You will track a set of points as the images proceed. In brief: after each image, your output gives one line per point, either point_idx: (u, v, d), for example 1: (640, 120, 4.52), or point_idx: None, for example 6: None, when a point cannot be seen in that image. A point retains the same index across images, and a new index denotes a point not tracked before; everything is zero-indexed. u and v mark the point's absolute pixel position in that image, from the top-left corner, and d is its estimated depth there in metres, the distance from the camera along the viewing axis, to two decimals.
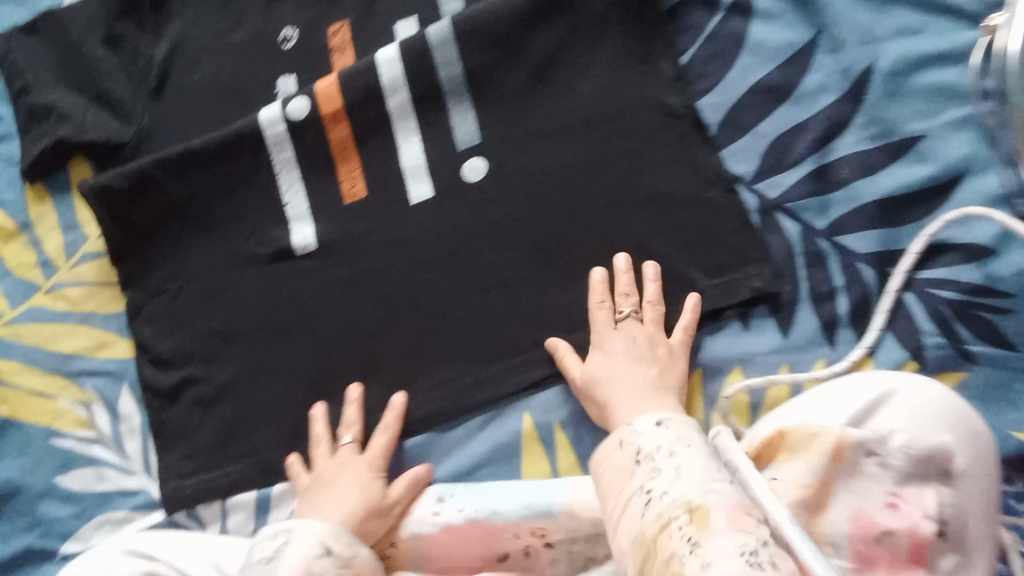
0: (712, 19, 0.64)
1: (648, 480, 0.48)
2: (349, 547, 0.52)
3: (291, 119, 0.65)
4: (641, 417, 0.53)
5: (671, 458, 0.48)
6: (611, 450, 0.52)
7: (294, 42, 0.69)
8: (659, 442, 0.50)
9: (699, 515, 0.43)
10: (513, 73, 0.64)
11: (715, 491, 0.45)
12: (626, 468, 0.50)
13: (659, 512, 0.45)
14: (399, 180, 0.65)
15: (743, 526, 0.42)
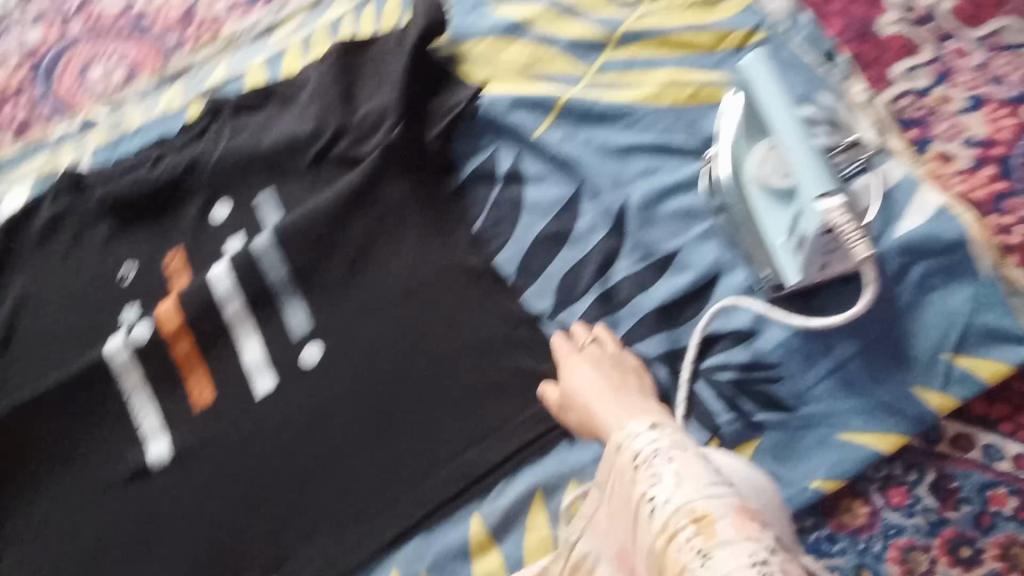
0: (493, 188, 0.76)
1: (650, 489, 0.45)
2: None
3: (135, 344, 0.75)
4: (636, 422, 0.52)
5: (667, 464, 0.45)
6: (615, 457, 0.50)
7: (132, 275, 0.79)
8: (656, 448, 0.48)
9: (706, 525, 0.40)
10: (333, 266, 0.74)
11: (716, 495, 0.42)
12: (629, 476, 0.47)
13: (665, 521, 0.42)
14: (246, 374, 0.73)
15: (749, 533, 0.39)
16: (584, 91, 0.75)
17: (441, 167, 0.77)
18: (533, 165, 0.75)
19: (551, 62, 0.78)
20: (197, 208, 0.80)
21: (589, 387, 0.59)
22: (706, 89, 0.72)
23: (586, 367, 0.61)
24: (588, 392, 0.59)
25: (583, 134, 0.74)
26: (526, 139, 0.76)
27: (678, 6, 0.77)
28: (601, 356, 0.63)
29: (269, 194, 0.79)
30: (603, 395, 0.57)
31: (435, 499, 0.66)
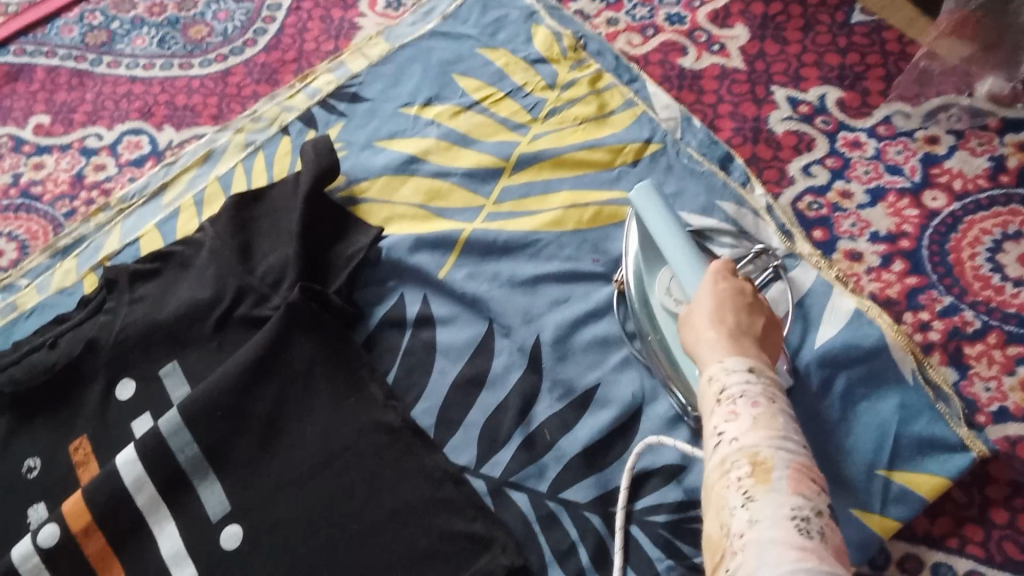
0: (404, 335, 0.73)
1: (724, 423, 0.44)
2: None
3: (42, 547, 0.66)
4: (735, 354, 0.48)
5: (748, 405, 0.44)
6: (703, 390, 0.48)
7: (38, 470, 0.72)
8: (744, 390, 0.46)
9: (762, 471, 0.41)
10: (244, 439, 0.69)
11: (783, 449, 0.42)
12: (707, 405, 0.47)
13: (721, 458, 0.43)
14: (163, 568, 0.67)
15: (803, 492, 0.40)
16: (483, 225, 0.75)
17: (349, 319, 0.73)
18: (441, 306, 0.73)
19: (447, 195, 0.78)
20: (97, 394, 0.74)
21: (715, 321, 0.51)
22: (608, 207, 0.73)
23: (704, 299, 0.53)
24: (701, 315, 0.52)
25: (488, 269, 0.73)
26: (431, 280, 0.74)
27: (570, 121, 0.79)
28: (729, 289, 0.53)
29: (172, 367, 0.74)
30: (714, 325, 0.51)
31: None
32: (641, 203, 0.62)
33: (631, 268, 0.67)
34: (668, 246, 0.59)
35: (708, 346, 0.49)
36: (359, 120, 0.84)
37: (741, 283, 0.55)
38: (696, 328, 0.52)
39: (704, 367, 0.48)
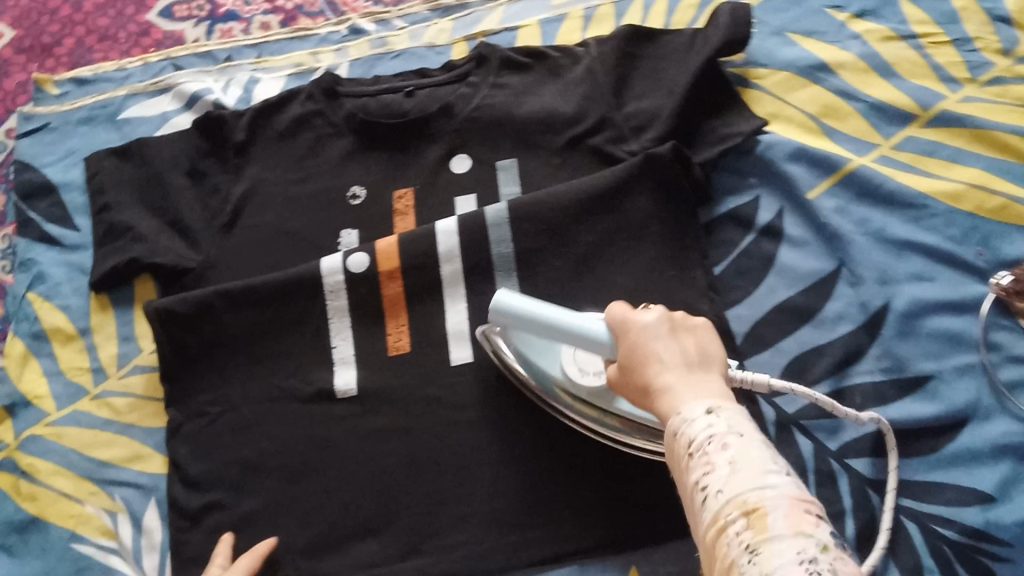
0: (746, 236, 0.70)
1: (705, 477, 0.43)
2: None
3: (350, 270, 0.71)
4: (692, 401, 0.47)
5: (724, 454, 0.43)
6: (672, 445, 0.47)
7: (361, 199, 0.75)
8: (710, 433, 0.44)
9: (757, 519, 0.40)
10: (556, 261, 0.70)
11: (769, 486, 0.41)
12: (684, 462, 0.45)
13: (715, 514, 0.42)
14: (444, 339, 0.69)
15: (802, 528, 0.39)
16: (872, 165, 0.70)
17: (698, 196, 0.71)
18: (794, 226, 0.69)
19: (844, 117, 0.72)
20: (437, 154, 0.75)
21: (678, 356, 0.51)
22: (1020, 207, 0.66)
23: (655, 332, 0.52)
24: (648, 361, 0.51)
25: (858, 211, 0.68)
26: (796, 197, 0.70)
27: (1012, 98, 0.70)
28: (664, 329, 0.52)
29: (510, 164, 0.74)
30: (671, 367, 0.50)
31: (600, 542, 0.61)
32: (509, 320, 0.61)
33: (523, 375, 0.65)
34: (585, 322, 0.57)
35: (688, 387, 0.48)
36: (780, 3, 0.78)
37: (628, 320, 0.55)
38: (670, 362, 0.50)
39: (669, 422, 0.47)
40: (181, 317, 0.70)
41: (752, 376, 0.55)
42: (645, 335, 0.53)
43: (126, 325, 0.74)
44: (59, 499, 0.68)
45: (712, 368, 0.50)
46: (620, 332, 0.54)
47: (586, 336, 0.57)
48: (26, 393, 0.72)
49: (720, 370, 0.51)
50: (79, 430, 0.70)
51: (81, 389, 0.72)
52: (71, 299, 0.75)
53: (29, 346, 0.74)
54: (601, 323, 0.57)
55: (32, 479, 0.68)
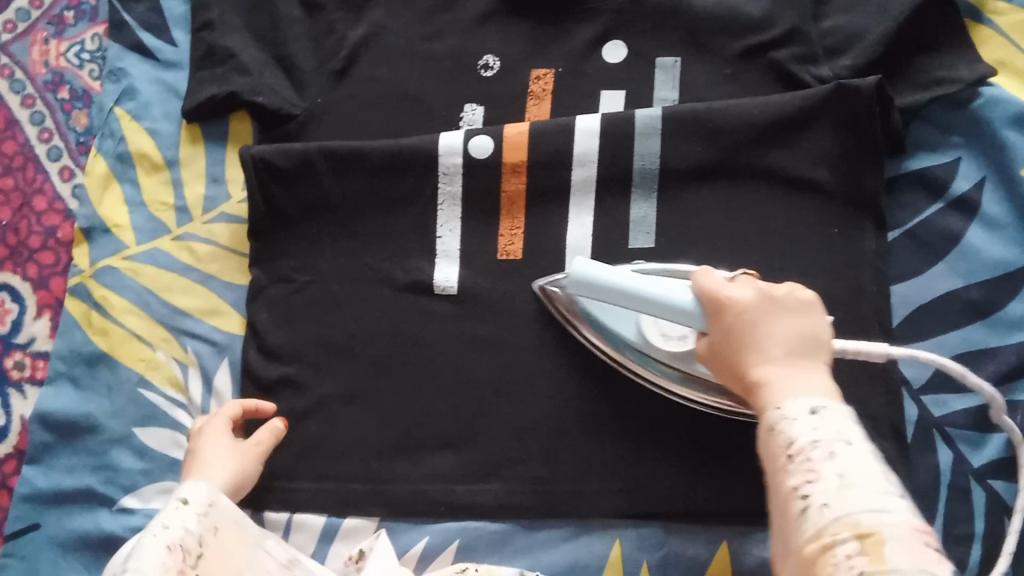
0: (932, 205, 0.60)
1: (806, 484, 0.38)
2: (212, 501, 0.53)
3: (470, 155, 0.63)
4: (793, 398, 0.41)
5: (831, 463, 0.38)
6: (763, 443, 0.41)
7: (493, 72, 0.65)
8: (815, 437, 0.39)
9: (871, 544, 0.35)
10: (703, 191, 0.61)
11: (887, 511, 0.36)
12: (777, 461, 0.40)
13: (819, 529, 0.36)
14: (562, 251, 0.62)
15: (925, 565, 0.34)
16: None
17: (886, 145, 0.60)
18: (993, 204, 0.59)
19: None
20: (589, 35, 0.65)
21: (780, 344, 0.44)
22: None
23: (755, 313, 0.45)
24: (737, 344, 0.46)
25: None
26: (1004, 169, 0.60)
27: None
28: (767, 309, 0.46)
29: (673, 64, 0.64)
30: (770, 356, 0.44)
31: (693, 506, 0.56)
32: (583, 287, 0.52)
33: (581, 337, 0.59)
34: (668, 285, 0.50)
35: (793, 385, 0.42)
36: None
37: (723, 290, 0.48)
38: (773, 353, 0.44)
39: (765, 417, 0.42)
40: (277, 171, 0.64)
41: (868, 351, 0.49)
42: (746, 316, 0.46)
43: (216, 166, 0.67)
44: (130, 339, 0.64)
45: (819, 356, 0.44)
46: (712, 312, 0.47)
47: (678, 315, 0.49)
48: (105, 219, 0.67)
49: (827, 357, 0.45)
50: (156, 270, 0.66)
51: (162, 227, 0.67)
52: (160, 125, 0.68)
53: (112, 167, 0.68)
54: (687, 292, 0.49)
55: (103, 313, 0.65)
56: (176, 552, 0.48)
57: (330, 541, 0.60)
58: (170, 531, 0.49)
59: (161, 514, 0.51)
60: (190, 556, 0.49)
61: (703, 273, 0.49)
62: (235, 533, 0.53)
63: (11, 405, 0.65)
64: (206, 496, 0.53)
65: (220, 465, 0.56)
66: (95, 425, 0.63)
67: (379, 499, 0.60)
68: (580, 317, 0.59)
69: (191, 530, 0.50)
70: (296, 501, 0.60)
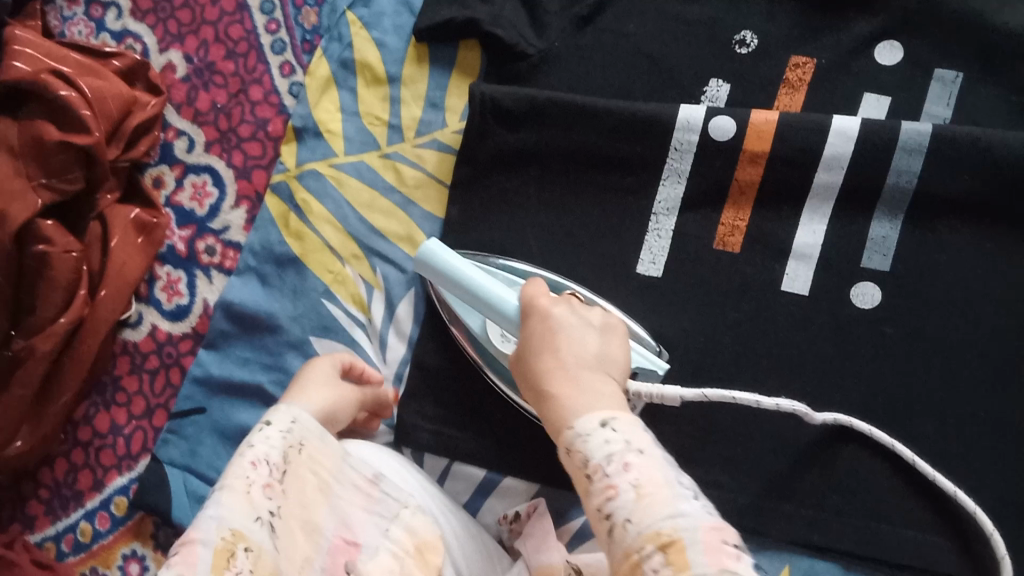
0: None
1: (608, 501, 0.34)
2: (289, 413, 0.49)
3: (709, 135, 0.59)
4: (587, 412, 0.38)
5: (626, 475, 0.34)
6: (567, 463, 0.38)
7: (749, 50, 0.61)
8: (609, 451, 0.35)
9: (675, 553, 0.32)
10: (960, 225, 0.56)
11: (682, 512, 0.33)
12: (581, 485, 0.36)
13: (624, 548, 0.33)
14: (785, 254, 0.58)
15: (725, 564, 0.31)
16: None
17: None
18: None
19: None
20: (866, 32, 0.59)
21: (576, 354, 0.42)
22: None
23: (560, 321, 0.45)
24: (538, 345, 0.44)
25: None
26: None
27: None
28: (572, 321, 0.45)
29: (953, 79, 0.58)
30: (569, 365, 0.42)
31: (882, 554, 0.53)
32: (425, 271, 0.54)
33: (444, 313, 0.60)
34: (493, 286, 0.51)
35: (586, 392, 0.39)
36: None
37: (535, 303, 0.47)
38: (569, 362, 0.42)
39: (562, 439, 0.38)
40: (502, 114, 0.62)
41: (660, 390, 0.47)
42: (557, 321, 0.45)
43: (438, 92, 0.66)
44: (323, 249, 0.64)
45: (614, 373, 0.42)
46: (531, 315, 0.47)
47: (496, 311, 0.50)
48: (319, 123, 0.66)
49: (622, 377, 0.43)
50: (359, 184, 0.64)
51: (373, 142, 0.65)
52: (389, 37, 0.66)
53: (334, 71, 0.66)
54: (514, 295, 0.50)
55: (302, 216, 0.64)
56: (262, 468, 0.44)
57: (486, 496, 0.59)
58: (254, 449, 0.44)
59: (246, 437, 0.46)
60: (277, 470, 0.44)
61: (526, 286, 0.49)
62: (324, 448, 0.49)
63: (196, 287, 0.66)
64: (288, 414, 0.49)
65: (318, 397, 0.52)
66: (275, 325, 0.63)
67: (544, 468, 0.58)
68: (458, 323, 0.58)
69: (275, 445, 0.45)
70: (455, 451, 0.59)
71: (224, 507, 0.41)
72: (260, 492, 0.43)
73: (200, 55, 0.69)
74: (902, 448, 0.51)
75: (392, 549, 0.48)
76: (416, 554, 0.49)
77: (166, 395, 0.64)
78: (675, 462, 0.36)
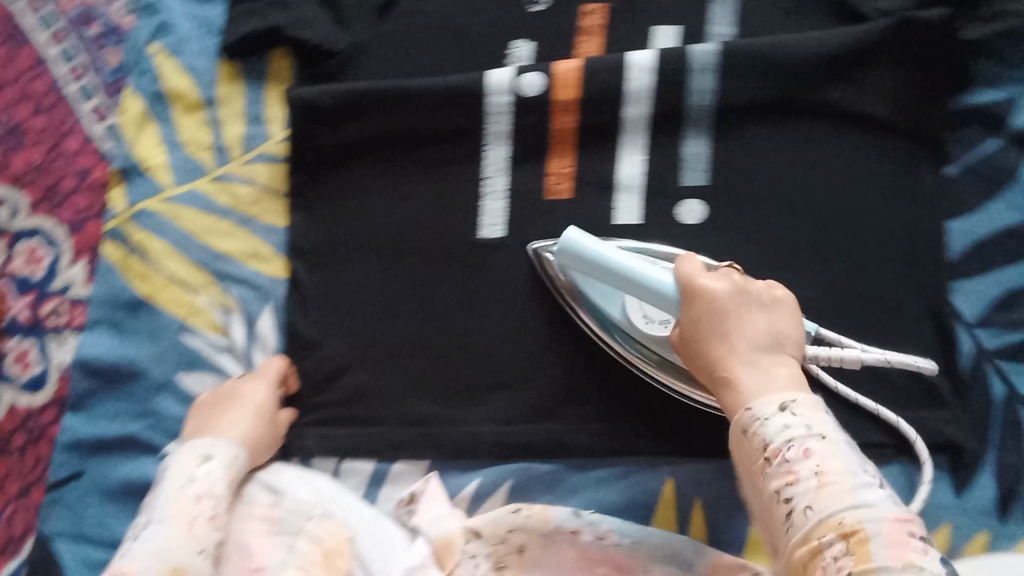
0: (988, 141, 0.60)
1: (787, 487, 0.41)
2: (229, 451, 0.51)
3: (520, 94, 0.62)
4: (763, 396, 0.44)
5: (807, 463, 0.41)
6: (737, 439, 0.45)
7: (543, 7, 0.63)
8: (788, 437, 0.42)
9: (859, 544, 0.38)
10: (763, 128, 0.60)
11: (866, 505, 0.39)
12: (755, 463, 0.43)
13: (805, 534, 0.40)
14: (612, 190, 0.61)
15: (909, 558, 0.38)
16: None
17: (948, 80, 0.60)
18: None
19: None
20: None
21: (746, 336, 0.47)
22: None
23: (727, 308, 0.48)
24: (705, 325, 0.49)
25: None
26: None
27: None
28: (739, 301, 0.48)
29: None
30: (746, 353, 0.47)
31: None
32: (565, 255, 0.55)
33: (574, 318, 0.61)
34: (623, 261, 0.53)
35: (760, 380, 0.45)
36: None
37: (693, 277, 0.50)
38: (740, 345, 0.47)
39: (737, 415, 0.45)
40: (323, 113, 0.63)
41: (841, 355, 0.49)
42: (718, 307, 0.48)
43: (256, 105, 0.65)
44: (170, 284, 0.63)
45: (787, 350, 0.47)
46: (688, 299, 0.50)
47: (626, 276, 0.52)
48: (141, 160, 0.65)
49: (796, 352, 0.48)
50: (194, 212, 0.64)
51: (200, 168, 0.65)
52: (198, 61, 0.66)
53: (148, 107, 0.66)
54: (669, 276, 0.52)
55: (143, 257, 0.63)
56: (206, 501, 0.48)
57: (382, 484, 0.60)
58: (198, 483, 0.49)
59: (181, 469, 0.49)
60: (222, 502, 0.49)
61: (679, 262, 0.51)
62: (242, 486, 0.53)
63: (49, 352, 0.64)
64: (227, 452, 0.51)
65: (245, 425, 0.53)
66: (137, 371, 0.61)
67: (433, 443, 0.60)
68: (585, 303, 0.59)
69: (220, 480, 0.50)
70: (344, 448, 0.60)
71: (168, 541, 0.45)
72: (201, 525, 0.47)
73: (5, 117, 0.67)
74: (864, 400, 0.55)
75: (298, 565, 0.55)
76: (325, 562, 0.55)
77: (40, 469, 0.62)
78: (859, 456, 0.42)
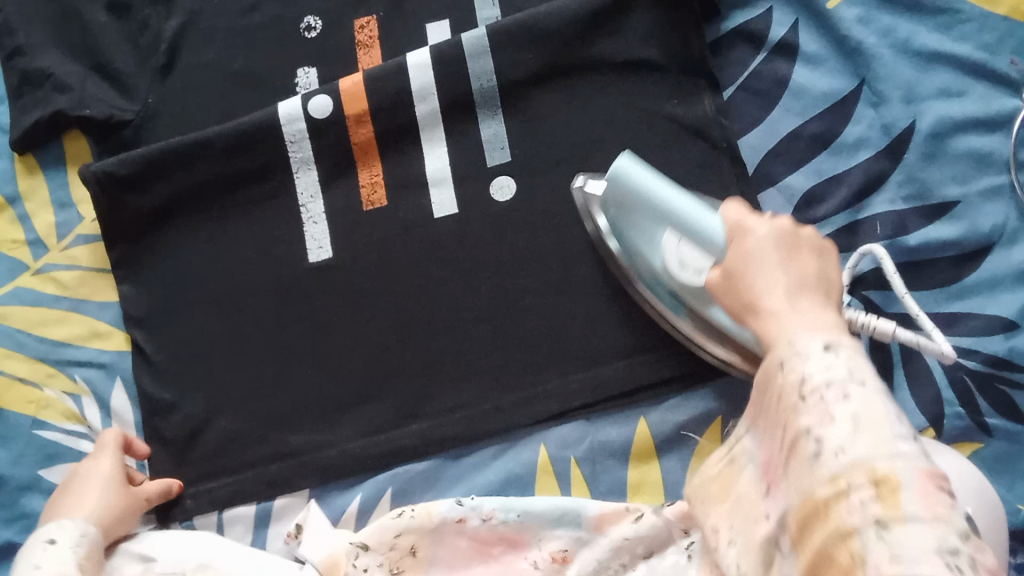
0: (757, 56, 0.64)
1: (818, 427, 0.33)
2: (77, 528, 0.51)
3: (311, 116, 0.63)
4: (808, 334, 0.37)
5: (845, 404, 0.33)
6: (771, 385, 0.37)
7: (317, 32, 0.66)
8: (829, 376, 0.34)
9: (887, 489, 0.30)
10: (547, 94, 0.62)
11: (902, 450, 0.31)
12: (787, 403, 0.35)
13: (830, 473, 0.32)
14: (424, 187, 0.63)
15: (941, 511, 0.29)
16: None
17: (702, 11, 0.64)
18: (811, 42, 0.63)
19: None
20: None
21: (787, 279, 0.40)
22: None
23: (764, 247, 0.42)
24: (744, 261, 0.43)
25: (883, 21, 0.62)
26: (813, 7, 0.63)
27: None
28: (787, 244, 0.42)
29: None
30: (772, 287, 0.40)
31: (604, 390, 0.57)
32: (618, 190, 0.53)
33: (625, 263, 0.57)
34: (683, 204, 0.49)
35: (800, 317, 0.38)
36: None
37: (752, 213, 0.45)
38: (788, 284, 0.40)
39: (774, 355, 0.37)
40: (126, 182, 0.63)
41: (874, 323, 0.50)
42: (762, 244, 0.42)
43: (60, 191, 0.67)
44: (14, 384, 0.63)
45: (829, 302, 0.40)
46: (733, 239, 0.44)
47: (677, 218, 0.49)
48: None
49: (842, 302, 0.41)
50: (24, 309, 0.64)
51: (21, 264, 0.65)
52: None
53: None
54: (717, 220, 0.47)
55: None
56: None
57: (266, 524, 0.59)
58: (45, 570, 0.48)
59: (26, 561, 0.49)
60: None
61: (728, 203, 0.47)
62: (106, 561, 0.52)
63: None
64: (75, 528, 0.51)
65: (94, 503, 0.54)
66: None
67: (307, 472, 0.59)
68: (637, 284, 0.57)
69: (69, 560, 0.49)
70: (222, 499, 0.60)
71: None
72: None
73: None
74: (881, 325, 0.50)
75: None
76: None
77: None
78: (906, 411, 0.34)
